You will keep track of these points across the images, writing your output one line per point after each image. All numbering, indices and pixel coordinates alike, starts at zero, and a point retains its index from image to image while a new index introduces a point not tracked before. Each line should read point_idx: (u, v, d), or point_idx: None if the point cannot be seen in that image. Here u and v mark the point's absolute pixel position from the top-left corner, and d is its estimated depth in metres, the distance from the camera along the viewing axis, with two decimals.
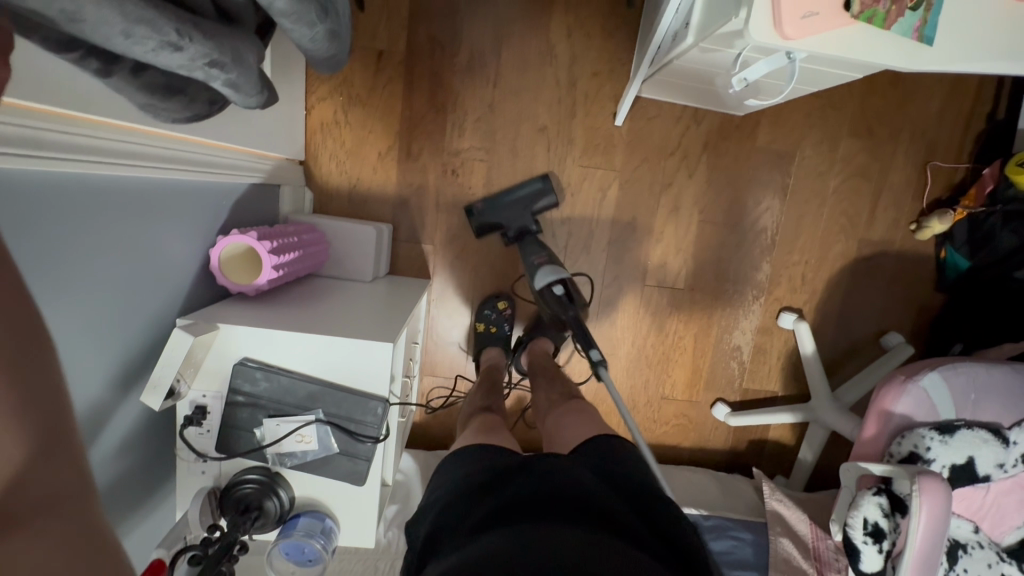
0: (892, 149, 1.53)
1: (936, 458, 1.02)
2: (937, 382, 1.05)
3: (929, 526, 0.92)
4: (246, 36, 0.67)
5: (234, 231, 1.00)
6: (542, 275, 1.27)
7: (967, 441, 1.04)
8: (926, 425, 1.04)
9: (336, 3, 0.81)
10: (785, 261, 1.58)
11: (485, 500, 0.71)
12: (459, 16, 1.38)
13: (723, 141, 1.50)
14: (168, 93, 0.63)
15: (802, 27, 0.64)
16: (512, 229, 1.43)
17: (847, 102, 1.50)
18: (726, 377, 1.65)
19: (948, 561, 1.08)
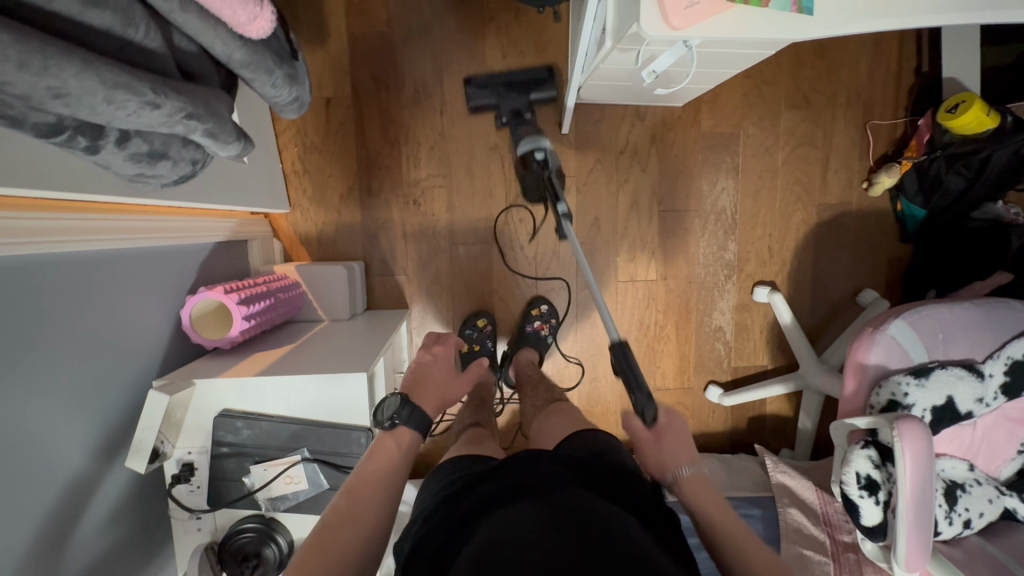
0: (832, 115, 1.58)
1: (915, 402, 1.04)
2: (904, 329, 1.08)
3: (916, 468, 0.93)
4: (213, 90, 0.71)
5: (202, 289, 1.02)
6: (524, 141, 1.20)
7: (942, 382, 1.06)
8: (902, 373, 1.06)
9: (287, 49, 0.86)
10: (750, 236, 1.62)
11: (476, 498, 0.74)
12: (398, 53, 1.44)
13: (669, 132, 1.55)
14: (152, 159, 0.69)
15: (688, 16, 0.71)
16: (506, 108, 1.41)
17: (778, 77, 1.56)
18: (714, 359, 1.67)
19: (949, 503, 1.06)
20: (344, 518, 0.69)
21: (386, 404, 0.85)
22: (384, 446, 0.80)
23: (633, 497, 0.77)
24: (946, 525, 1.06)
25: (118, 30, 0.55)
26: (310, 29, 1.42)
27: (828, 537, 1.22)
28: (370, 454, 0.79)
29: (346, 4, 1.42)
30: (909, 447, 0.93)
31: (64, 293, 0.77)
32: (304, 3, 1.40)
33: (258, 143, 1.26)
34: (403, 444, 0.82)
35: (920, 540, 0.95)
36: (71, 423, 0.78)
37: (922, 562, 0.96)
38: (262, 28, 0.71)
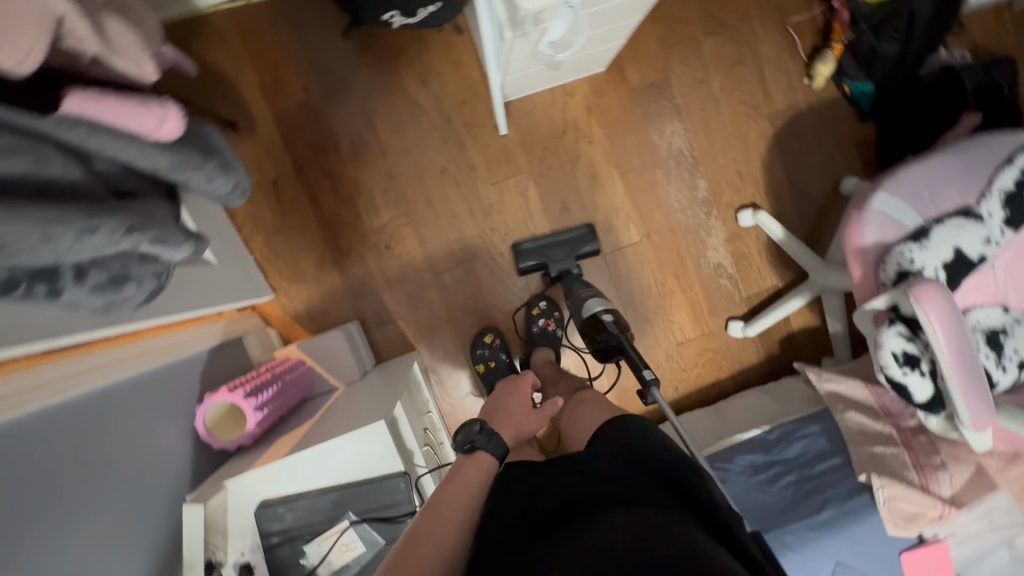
0: (749, 27, 1.59)
1: (924, 265, 1.02)
2: (888, 199, 1.06)
3: (947, 331, 0.90)
4: (150, 202, 0.73)
5: (212, 393, 1.04)
6: (591, 304, 1.35)
7: (942, 236, 1.05)
8: (904, 242, 1.05)
9: (213, 141, 0.88)
10: (715, 168, 1.62)
11: (537, 504, 0.76)
12: (325, 115, 1.48)
13: (603, 98, 1.56)
14: (117, 284, 0.71)
15: None
16: (554, 268, 1.52)
17: (686, 10, 1.57)
18: (724, 296, 1.65)
19: (996, 351, 1.03)
20: (426, 535, 0.72)
21: (469, 431, 0.88)
22: (461, 473, 0.83)
23: (687, 488, 0.79)
24: (1006, 367, 1.02)
25: (34, 170, 0.57)
26: (238, 123, 1.45)
27: (892, 426, 1.13)
28: (452, 477, 0.82)
29: (260, 87, 1.45)
30: (933, 309, 0.90)
31: (77, 446, 0.78)
32: (223, 100, 1.44)
33: (224, 242, 1.28)
34: (482, 469, 0.84)
35: (979, 404, 0.92)
36: (118, 560, 0.79)
37: (987, 419, 0.93)
38: (168, 128, 0.70)
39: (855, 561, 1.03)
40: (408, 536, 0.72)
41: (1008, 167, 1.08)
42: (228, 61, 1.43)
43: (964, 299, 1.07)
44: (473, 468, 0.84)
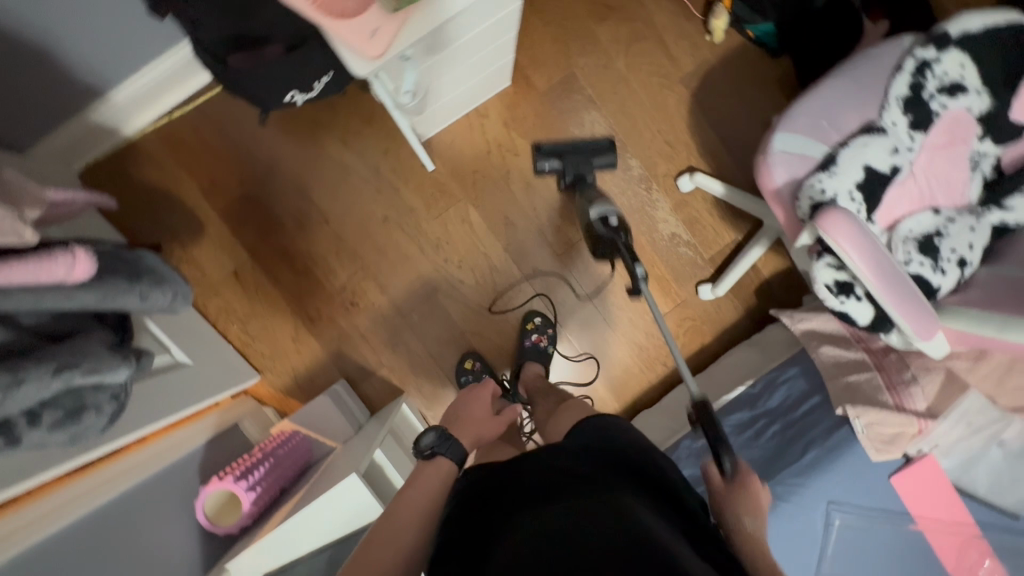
0: (638, 4, 1.63)
1: (836, 192, 1.03)
2: (788, 137, 1.08)
3: (862, 252, 0.92)
4: (87, 336, 0.80)
5: (210, 481, 1.11)
6: (597, 206, 1.17)
7: (850, 158, 1.05)
8: (813, 174, 1.06)
9: (140, 262, 0.97)
10: (643, 144, 1.65)
11: (498, 497, 0.78)
12: (265, 199, 1.57)
13: (517, 109, 1.61)
14: (73, 416, 0.79)
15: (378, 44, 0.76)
16: (569, 173, 1.39)
17: (573, 6, 1.62)
18: (687, 263, 1.66)
19: (932, 256, 1.02)
20: (384, 539, 0.76)
21: (431, 437, 0.91)
22: (424, 477, 0.87)
23: (649, 479, 0.82)
24: (946, 270, 1.01)
25: None
26: (190, 227, 1.55)
27: (863, 351, 1.09)
28: (413, 482, 0.86)
29: (200, 190, 1.55)
30: (841, 234, 0.92)
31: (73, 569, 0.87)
32: (171, 210, 1.55)
33: (197, 340, 1.37)
34: (441, 473, 0.88)
35: (920, 314, 0.92)
36: None
37: (933, 330, 0.93)
38: (81, 269, 0.76)
39: (850, 497, 1.02)
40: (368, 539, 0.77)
41: (900, 73, 1.06)
42: (168, 174, 1.54)
43: (891, 212, 1.07)
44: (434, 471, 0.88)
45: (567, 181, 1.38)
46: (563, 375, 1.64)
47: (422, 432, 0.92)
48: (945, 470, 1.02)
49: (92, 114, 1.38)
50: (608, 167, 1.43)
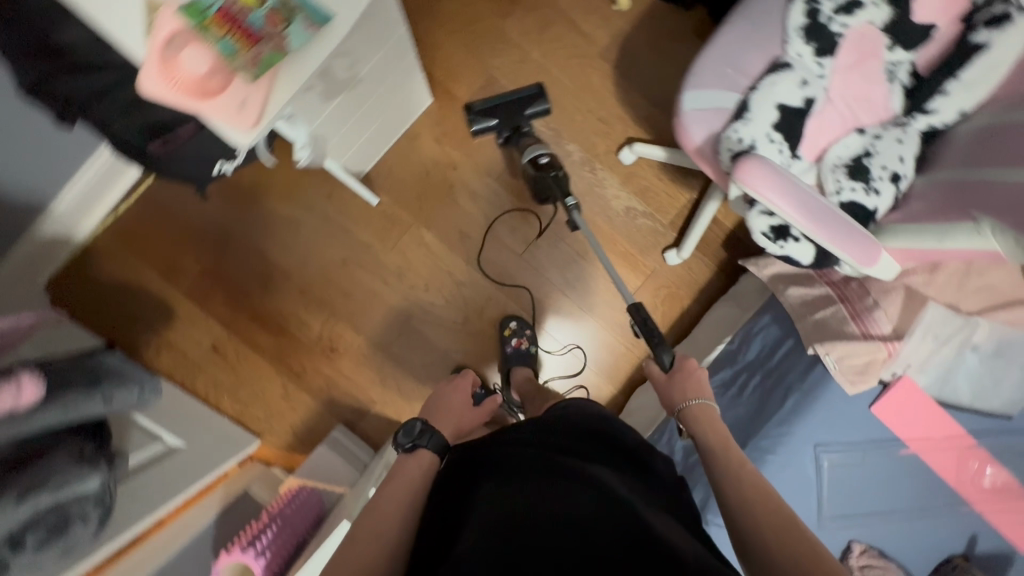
0: None
1: (754, 137, 1.02)
2: (697, 95, 1.07)
3: (784, 194, 0.90)
4: (55, 455, 0.85)
5: (221, 556, 1.13)
6: (529, 149, 1.29)
7: (761, 100, 1.04)
8: (729, 124, 1.05)
9: (102, 365, 1.00)
10: (576, 126, 1.64)
11: (472, 485, 0.77)
12: (225, 269, 1.60)
13: (445, 124, 1.62)
14: (57, 530, 0.82)
15: (248, 112, 0.76)
16: (503, 132, 1.34)
17: (476, 10, 1.63)
18: (648, 232, 1.65)
19: (863, 179, 1.00)
20: (366, 534, 0.75)
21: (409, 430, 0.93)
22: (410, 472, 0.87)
23: (628, 460, 0.81)
24: (880, 188, 1.00)
25: None
26: (161, 312, 1.59)
27: (826, 286, 1.06)
28: (394, 476, 0.86)
29: (162, 274, 1.59)
30: (759, 182, 0.91)
31: None
32: (140, 300, 1.58)
33: (187, 419, 1.42)
34: (421, 467, 0.89)
35: (858, 239, 0.90)
36: None
37: (877, 253, 0.91)
38: (28, 392, 0.80)
39: (837, 437, 1.01)
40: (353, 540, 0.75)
41: (792, 6, 1.06)
42: (128, 267, 1.58)
43: (815, 143, 1.05)
44: (413, 466, 0.88)
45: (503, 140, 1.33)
46: (550, 373, 1.64)
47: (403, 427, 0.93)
48: (925, 388, 1.00)
49: (41, 229, 1.42)
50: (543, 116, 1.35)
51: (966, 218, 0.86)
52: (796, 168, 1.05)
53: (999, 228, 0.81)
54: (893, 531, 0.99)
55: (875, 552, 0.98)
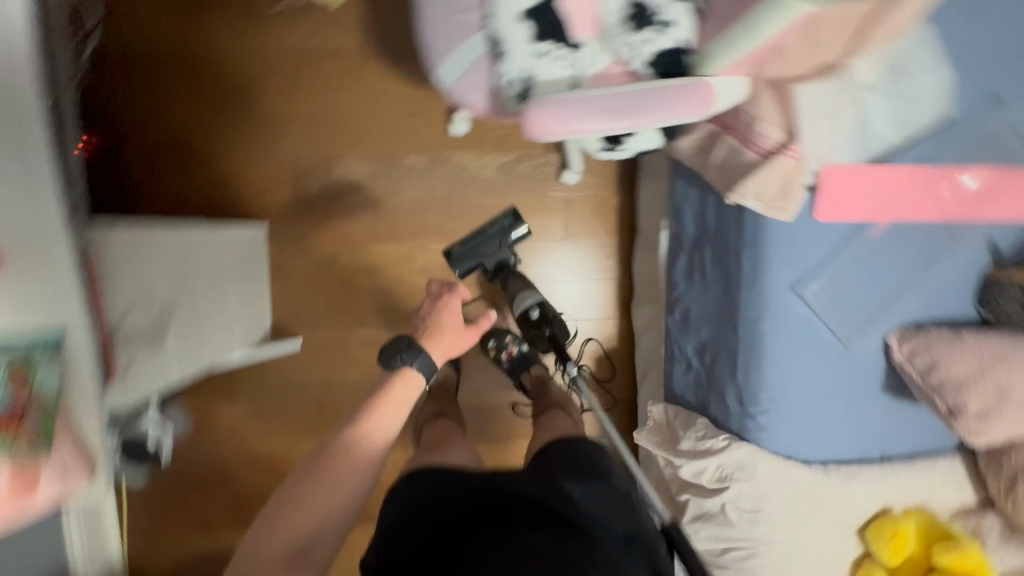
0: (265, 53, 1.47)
1: (526, 65, 0.90)
2: (445, 64, 0.90)
3: (585, 117, 0.81)
4: None
5: None
6: (523, 298, 1.29)
7: (503, 23, 0.89)
8: (492, 69, 0.91)
9: None
10: (398, 137, 1.51)
11: (467, 537, 0.70)
12: (240, 487, 1.60)
13: (294, 233, 1.53)
14: None
15: (71, 471, 0.72)
16: (490, 264, 1.39)
17: (230, 116, 1.49)
18: (533, 171, 1.52)
19: (647, 23, 0.88)
20: (314, 496, 0.76)
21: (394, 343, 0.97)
22: (387, 396, 0.90)
23: (614, 497, 0.83)
24: (673, 16, 0.88)
25: None
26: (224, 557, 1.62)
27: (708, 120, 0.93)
28: (377, 407, 0.88)
29: (199, 530, 1.61)
30: (553, 126, 0.81)
31: None
32: (201, 562, 1.62)
33: None
34: (404, 391, 0.92)
35: (675, 96, 0.80)
36: None
37: (709, 97, 0.81)
38: None
39: (805, 268, 0.91)
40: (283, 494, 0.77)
41: None
42: (170, 547, 1.61)
43: (584, 19, 0.90)
44: (394, 407, 0.89)
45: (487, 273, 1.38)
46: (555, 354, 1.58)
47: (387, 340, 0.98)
48: (852, 162, 0.88)
49: None
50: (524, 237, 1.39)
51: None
52: (585, 59, 0.91)
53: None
54: (915, 301, 0.92)
55: (911, 332, 0.91)
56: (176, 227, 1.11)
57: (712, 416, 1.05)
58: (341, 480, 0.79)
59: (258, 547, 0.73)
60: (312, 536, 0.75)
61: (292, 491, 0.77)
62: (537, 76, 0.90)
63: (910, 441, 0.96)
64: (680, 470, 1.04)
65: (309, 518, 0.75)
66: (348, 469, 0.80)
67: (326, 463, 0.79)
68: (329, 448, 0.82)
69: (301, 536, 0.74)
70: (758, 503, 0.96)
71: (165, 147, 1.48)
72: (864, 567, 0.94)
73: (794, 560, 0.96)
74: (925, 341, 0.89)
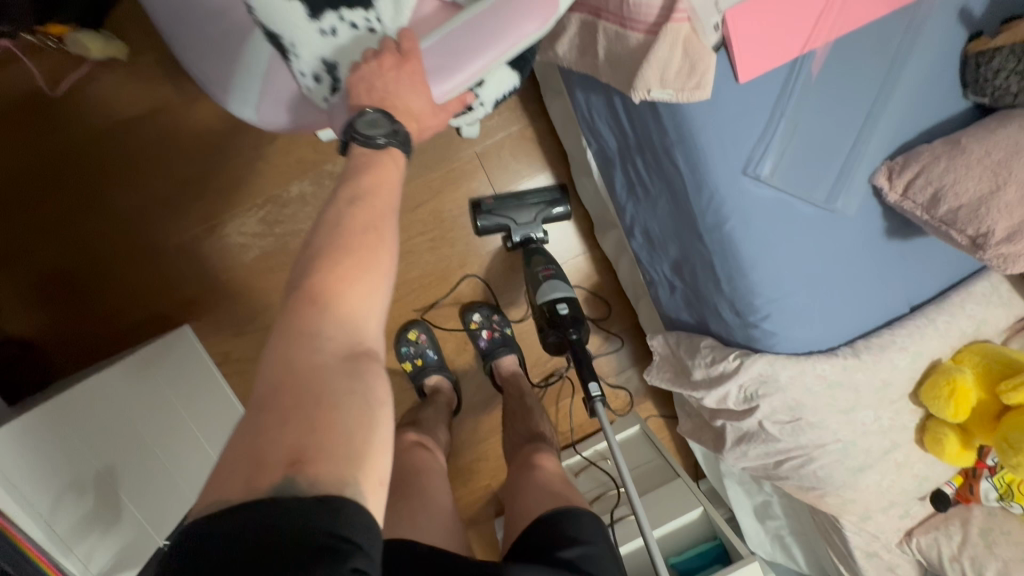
0: (96, 145, 1.28)
1: (322, 51, 0.75)
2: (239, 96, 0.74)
3: (446, 67, 0.71)
4: None
5: None
6: (552, 289, 1.16)
7: (269, 16, 0.71)
8: (288, 72, 0.75)
9: None
10: (281, 171, 1.33)
11: None
12: None
13: (222, 317, 1.38)
14: None
15: None
16: (519, 235, 1.31)
17: (93, 227, 1.31)
18: (432, 140, 1.32)
19: None
20: (300, 375, 0.48)
21: (370, 116, 0.64)
22: (378, 175, 0.62)
23: None
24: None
25: None
26: None
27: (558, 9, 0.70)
28: (350, 184, 0.60)
29: None
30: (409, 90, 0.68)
31: None
32: None
33: None
34: (394, 162, 0.64)
35: (521, 10, 0.70)
36: None
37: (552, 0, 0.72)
38: None
39: (753, 142, 0.73)
40: (308, 292, 0.52)
41: None
42: None
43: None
44: (387, 188, 0.62)
45: (513, 244, 1.31)
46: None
47: (360, 109, 0.65)
48: None
49: None
50: (563, 217, 1.34)
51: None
52: (385, 10, 0.78)
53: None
54: (892, 122, 0.75)
55: (899, 161, 0.74)
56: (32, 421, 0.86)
57: (716, 334, 0.93)
58: (341, 325, 0.52)
59: (288, 350, 0.49)
60: (318, 413, 0.46)
61: (285, 359, 0.49)
62: (342, 58, 0.76)
63: (933, 278, 0.83)
64: (703, 400, 0.93)
65: (306, 367, 0.48)
66: (347, 312, 0.53)
67: (310, 311, 0.51)
68: (345, 219, 0.57)
69: (355, 353, 0.51)
70: (796, 412, 0.85)
71: (46, 284, 1.31)
72: (930, 430, 0.84)
73: (854, 451, 0.86)
74: (920, 167, 0.72)
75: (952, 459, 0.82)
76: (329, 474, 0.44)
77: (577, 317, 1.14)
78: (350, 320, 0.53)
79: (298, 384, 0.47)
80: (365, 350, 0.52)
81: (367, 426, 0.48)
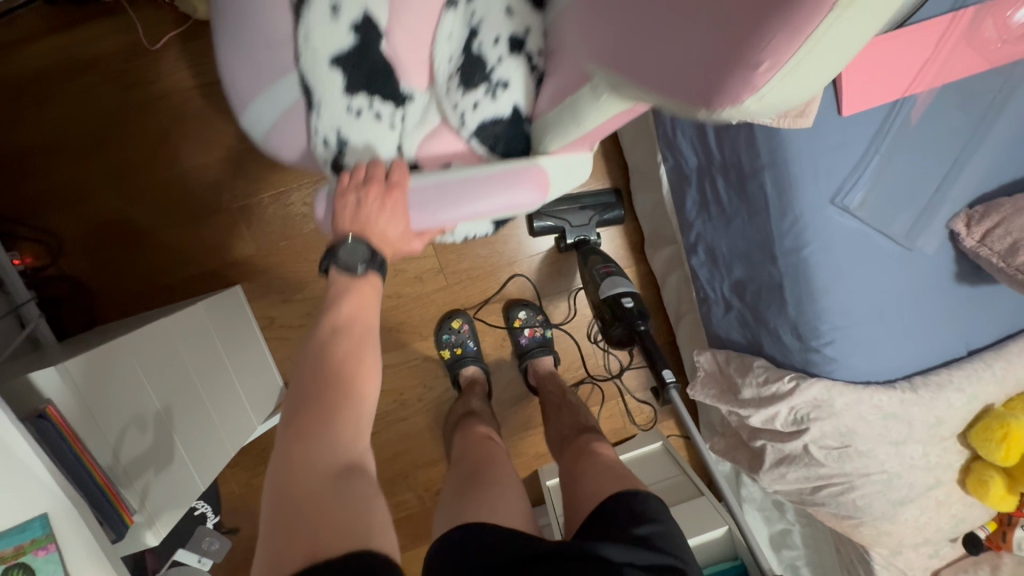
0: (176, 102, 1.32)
1: (338, 128, 0.71)
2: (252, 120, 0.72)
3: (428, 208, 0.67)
4: None
5: None
6: (613, 286, 1.20)
7: (309, 69, 0.68)
8: (304, 125, 0.72)
9: None
10: None
11: None
12: None
13: (271, 283, 1.39)
14: None
15: None
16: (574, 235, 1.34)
17: (159, 180, 1.33)
18: None
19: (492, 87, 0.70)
20: (303, 490, 0.52)
21: (350, 247, 0.67)
22: (356, 302, 0.67)
23: None
24: (505, 73, 0.70)
25: None
26: None
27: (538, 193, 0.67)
28: (335, 310, 0.66)
29: None
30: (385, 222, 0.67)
31: None
32: None
33: None
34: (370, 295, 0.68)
35: (518, 181, 0.66)
36: None
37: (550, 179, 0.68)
38: None
39: (845, 175, 0.78)
40: (295, 431, 0.57)
41: None
42: None
43: (419, 65, 0.73)
44: (369, 309, 0.67)
45: (568, 245, 1.34)
46: (583, 321, 1.46)
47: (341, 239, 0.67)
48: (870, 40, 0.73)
49: None
50: (615, 221, 1.37)
51: (582, 77, 0.61)
52: (412, 114, 0.74)
53: (611, 83, 0.56)
54: (976, 174, 0.80)
55: (979, 211, 0.79)
56: (114, 350, 0.85)
57: (770, 356, 0.95)
58: (324, 449, 0.55)
59: (283, 481, 0.54)
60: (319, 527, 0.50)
61: (280, 498, 0.52)
62: (354, 138, 0.72)
63: (994, 325, 0.87)
64: (750, 420, 0.95)
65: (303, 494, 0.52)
66: (331, 433, 0.57)
67: (298, 447, 0.55)
68: (329, 347, 0.62)
69: (344, 467, 0.55)
70: (846, 439, 0.87)
71: (100, 234, 1.33)
72: (975, 471, 0.87)
73: (897, 485, 0.88)
74: (1001, 216, 0.77)
75: (996, 502, 0.86)
76: (355, 558, 0.47)
77: (641, 312, 1.16)
78: (332, 444, 0.56)
79: (300, 506, 0.52)
80: (353, 465, 0.56)
81: (368, 516, 0.52)
